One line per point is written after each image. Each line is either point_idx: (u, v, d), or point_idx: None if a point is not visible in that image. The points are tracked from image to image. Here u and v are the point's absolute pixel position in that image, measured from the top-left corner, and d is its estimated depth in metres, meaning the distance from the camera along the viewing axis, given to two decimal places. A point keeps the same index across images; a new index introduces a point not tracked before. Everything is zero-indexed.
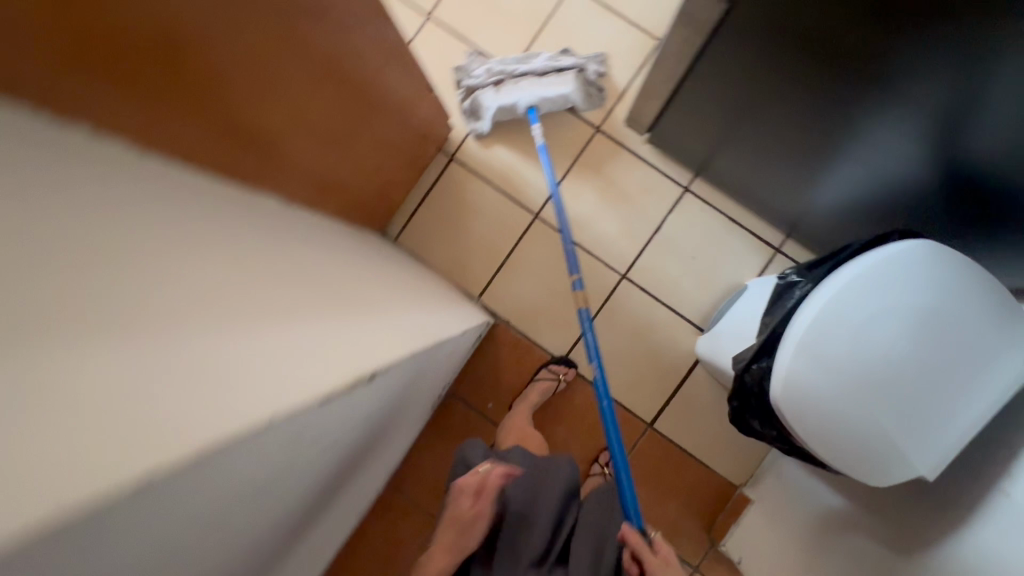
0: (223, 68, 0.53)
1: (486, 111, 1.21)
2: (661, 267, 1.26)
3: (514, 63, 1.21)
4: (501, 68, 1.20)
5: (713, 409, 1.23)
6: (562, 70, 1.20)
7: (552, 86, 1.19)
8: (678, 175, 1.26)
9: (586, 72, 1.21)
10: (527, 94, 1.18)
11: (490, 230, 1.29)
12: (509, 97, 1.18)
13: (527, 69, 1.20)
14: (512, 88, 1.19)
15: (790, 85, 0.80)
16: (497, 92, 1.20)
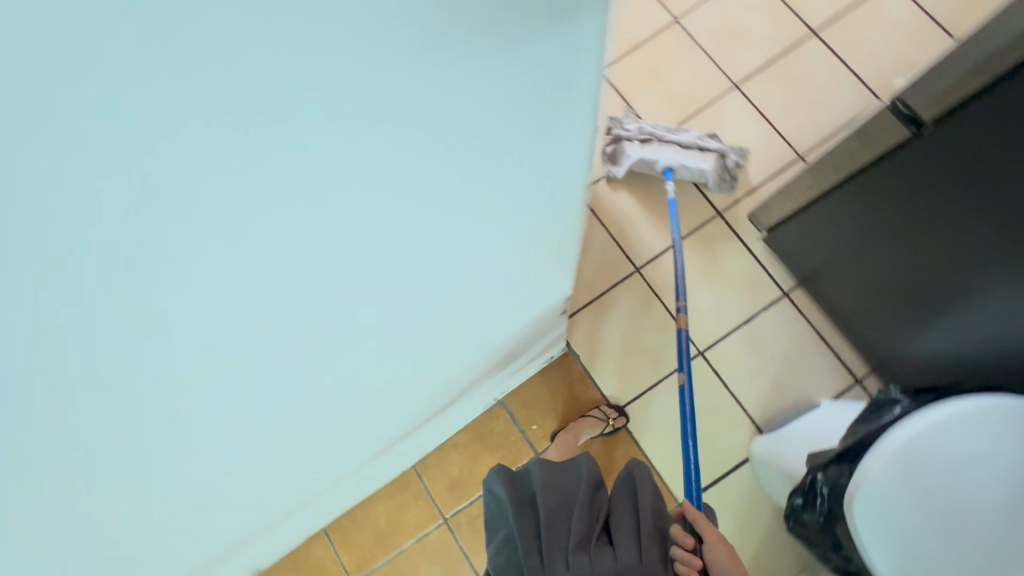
0: None
1: (627, 160, 1.32)
2: (739, 357, 1.28)
3: (664, 130, 1.33)
4: (653, 129, 1.32)
5: (749, 513, 1.20)
6: (705, 150, 1.31)
7: (693, 159, 1.31)
8: (781, 278, 1.31)
9: (726, 157, 1.32)
10: (668, 157, 1.29)
11: (590, 267, 1.36)
12: (652, 155, 1.30)
13: (675, 138, 1.31)
14: (657, 149, 1.31)
15: (945, 217, 0.85)
16: (642, 147, 1.31)
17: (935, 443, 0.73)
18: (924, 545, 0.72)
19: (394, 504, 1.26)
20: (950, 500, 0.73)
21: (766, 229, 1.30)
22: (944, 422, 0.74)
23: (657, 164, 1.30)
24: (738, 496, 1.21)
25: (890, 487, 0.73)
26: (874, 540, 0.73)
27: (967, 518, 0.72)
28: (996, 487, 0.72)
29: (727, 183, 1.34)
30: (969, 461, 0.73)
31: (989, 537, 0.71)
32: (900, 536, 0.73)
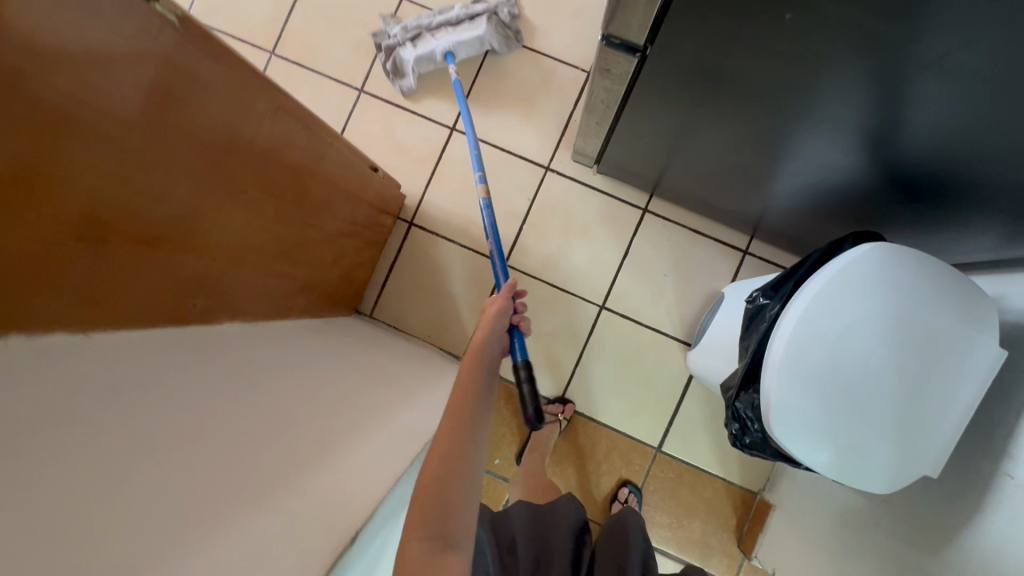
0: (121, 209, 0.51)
1: (408, 68, 1.26)
2: (636, 290, 1.26)
3: (427, 17, 1.26)
4: (415, 25, 1.25)
5: (716, 421, 1.23)
6: (473, 17, 1.24)
7: (466, 32, 1.24)
8: (634, 198, 1.27)
9: (497, 14, 1.25)
10: (442, 42, 1.23)
11: (462, 286, 1.29)
12: (427, 48, 1.24)
13: (440, 20, 1.25)
14: (429, 39, 1.25)
15: (721, 103, 0.80)
16: (415, 47, 1.25)
17: (812, 337, 0.70)
18: (844, 430, 0.71)
19: None
20: (847, 381, 0.70)
21: (596, 162, 1.24)
22: (810, 312, 0.71)
23: (435, 54, 1.24)
24: (700, 412, 1.23)
25: (794, 397, 0.71)
26: (805, 451, 0.71)
27: (869, 390, 0.70)
28: (882, 343, 0.70)
29: (512, 40, 1.28)
30: (848, 334, 0.70)
31: (893, 398, 0.70)
32: (824, 434, 0.71)
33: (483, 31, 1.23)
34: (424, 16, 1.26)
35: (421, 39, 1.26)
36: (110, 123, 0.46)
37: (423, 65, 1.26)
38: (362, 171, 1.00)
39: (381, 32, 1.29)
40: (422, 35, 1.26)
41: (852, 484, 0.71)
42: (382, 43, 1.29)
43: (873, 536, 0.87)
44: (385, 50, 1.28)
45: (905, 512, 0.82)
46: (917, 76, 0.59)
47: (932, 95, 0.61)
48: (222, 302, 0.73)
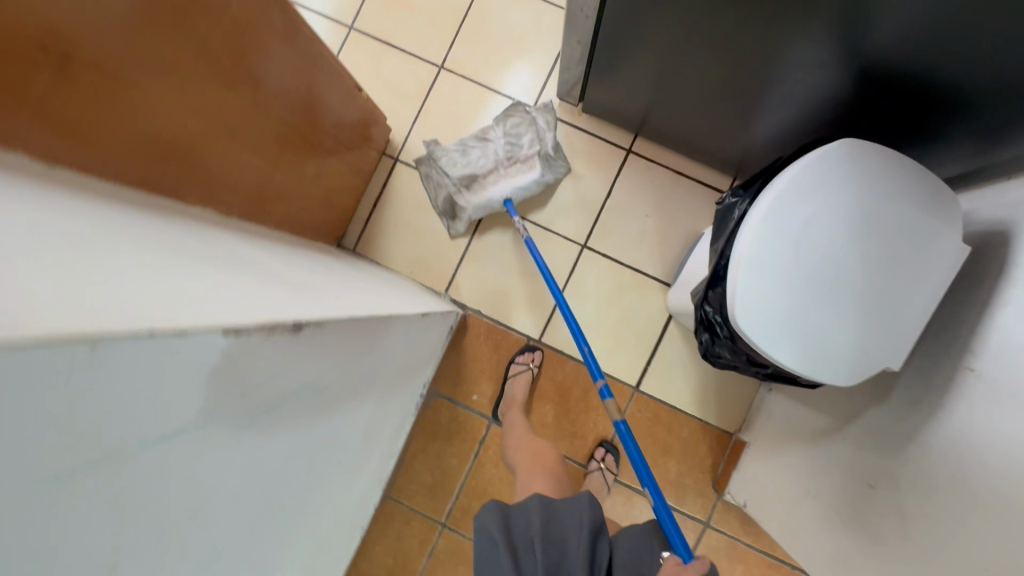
0: (87, 31, 0.51)
1: (463, 213, 1.24)
2: (618, 230, 1.26)
3: (479, 162, 1.21)
4: (467, 169, 1.21)
5: (694, 361, 1.23)
6: (525, 157, 1.22)
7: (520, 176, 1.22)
8: (618, 139, 1.27)
9: (547, 148, 1.22)
10: (498, 192, 1.21)
11: (446, 224, 1.29)
12: (484, 196, 1.22)
13: (493, 163, 1.21)
14: (484, 186, 1.22)
15: (689, 21, 0.81)
16: (470, 195, 1.23)
17: (777, 228, 0.71)
18: (808, 322, 0.71)
19: (389, 540, 1.24)
20: (811, 272, 0.71)
21: (580, 100, 1.24)
22: (776, 204, 0.71)
23: (493, 203, 1.22)
24: (679, 352, 1.24)
25: (759, 289, 0.71)
26: (771, 343, 0.71)
27: (833, 281, 0.70)
28: (846, 235, 0.70)
29: (561, 167, 1.24)
30: (813, 226, 0.71)
31: (856, 289, 0.70)
32: (789, 326, 0.71)
33: (537, 172, 1.22)
34: (477, 160, 1.21)
35: (474, 185, 1.23)
36: None
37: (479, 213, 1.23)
38: (343, 87, 1.01)
39: (428, 161, 1.25)
40: (475, 179, 1.22)
41: (818, 375, 0.71)
42: (436, 193, 1.25)
43: (840, 450, 0.87)
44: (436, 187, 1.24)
45: (871, 423, 0.82)
46: None
47: None
48: (191, 179, 0.73)
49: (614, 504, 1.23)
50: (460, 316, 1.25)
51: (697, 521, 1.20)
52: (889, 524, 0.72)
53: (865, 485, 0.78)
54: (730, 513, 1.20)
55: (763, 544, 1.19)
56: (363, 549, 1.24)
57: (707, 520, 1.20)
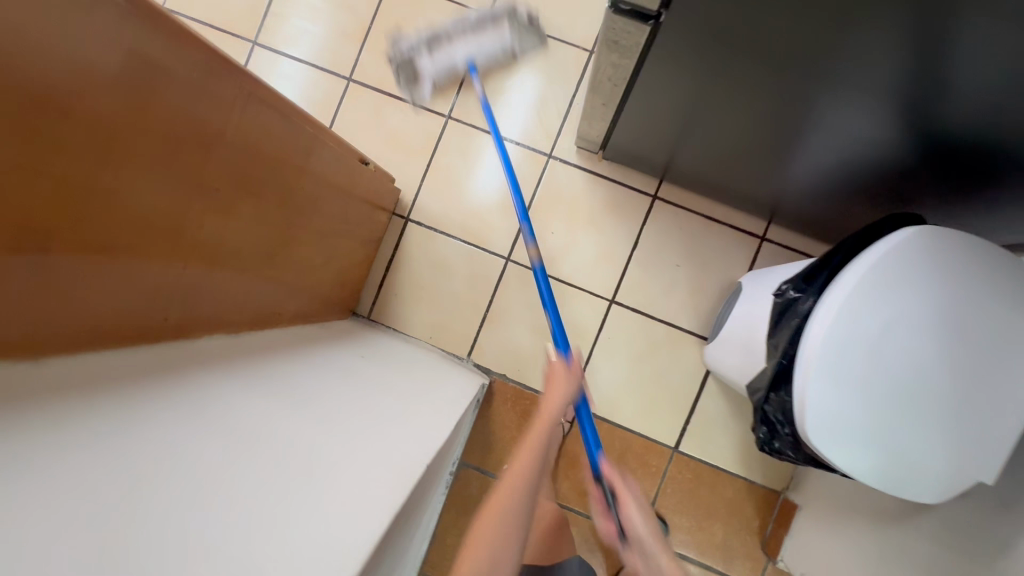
0: (70, 207, 0.44)
1: (425, 76, 1.19)
2: (648, 282, 1.18)
3: (443, 25, 1.17)
4: (431, 28, 1.16)
5: (736, 419, 1.16)
6: (494, 20, 1.17)
7: (487, 38, 1.17)
8: (642, 184, 1.19)
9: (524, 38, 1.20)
10: (463, 52, 1.17)
11: (463, 284, 1.21)
12: (450, 64, 1.17)
13: (458, 24, 1.16)
14: (453, 62, 1.18)
15: (740, 75, 0.73)
16: (433, 57, 1.18)
17: (850, 334, 0.63)
18: (889, 435, 0.64)
19: None
20: (891, 381, 0.63)
21: (601, 147, 1.16)
22: (848, 307, 0.63)
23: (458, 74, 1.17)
24: (719, 410, 1.16)
25: (833, 402, 0.64)
26: (849, 461, 0.64)
27: (916, 389, 0.63)
28: (928, 338, 0.63)
29: (533, 41, 1.20)
30: (890, 330, 0.63)
31: (942, 397, 0.63)
32: (869, 441, 0.64)
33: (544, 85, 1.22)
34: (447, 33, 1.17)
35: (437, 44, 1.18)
36: (41, 100, 0.39)
37: (443, 75, 1.19)
38: (350, 165, 0.93)
39: (393, 46, 1.20)
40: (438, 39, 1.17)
41: (902, 492, 0.64)
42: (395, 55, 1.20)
43: (914, 543, 0.80)
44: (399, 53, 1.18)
45: (953, 520, 0.75)
46: (963, 32, 0.52)
47: (979, 57, 0.54)
48: (198, 312, 0.66)
49: None
50: (485, 384, 1.18)
51: None
52: None
53: None
54: None
55: None
56: None
57: None
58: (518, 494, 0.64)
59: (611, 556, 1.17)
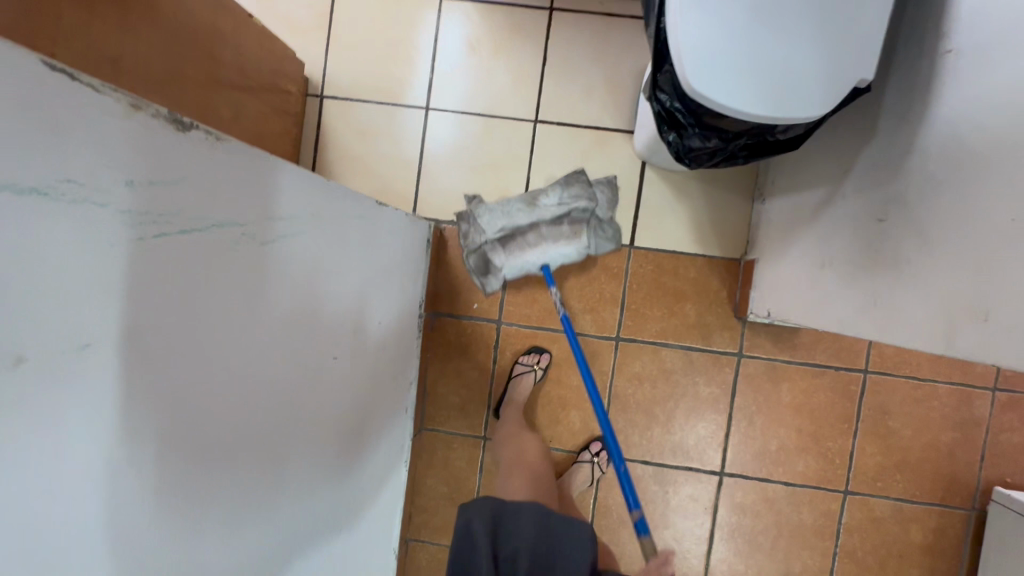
0: None
1: (496, 271, 1.14)
2: (565, 92, 1.20)
3: (518, 212, 1.08)
4: (505, 230, 1.08)
5: (681, 201, 1.18)
6: (573, 226, 1.11)
7: (564, 244, 1.11)
8: (536, 1, 1.19)
9: (595, 218, 1.12)
10: (540, 257, 1.11)
11: (390, 147, 1.23)
12: (520, 260, 1.11)
13: (535, 225, 1.09)
14: (522, 247, 1.11)
15: None
16: (505, 253, 1.11)
17: None
18: (767, 60, 0.65)
19: (439, 471, 1.23)
20: (756, 6, 0.64)
21: None
22: None
23: (528, 268, 1.12)
24: (663, 197, 1.18)
25: (705, 42, 0.65)
26: (733, 96, 0.66)
27: (781, 4, 0.64)
28: None
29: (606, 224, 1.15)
30: None
31: (809, 3, 0.64)
32: (748, 71, 0.65)
33: (580, 241, 1.12)
34: (519, 220, 1.08)
35: (510, 240, 1.11)
36: None
37: (514, 275, 1.14)
38: (234, 12, 0.92)
39: (470, 220, 1.12)
40: (513, 240, 1.11)
41: (794, 113, 0.66)
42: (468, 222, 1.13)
43: (841, 210, 0.82)
44: (471, 244, 1.13)
45: (867, 166, 0.77)
46: None
47: None
48: None
49: (644, 366, 1.20)
50: (435, 231, 1.20)
51: (729, 355, 1.18)
52: (910, 241, 0.67)
53: (875, 222, 0.73)
54: (760, 337, 1.17)
55: (802, 356, 1.16)
56: (417, 483, 1.23)
57: (739, 351, 1.17)
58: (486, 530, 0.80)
59: (595, 364, 1.20)
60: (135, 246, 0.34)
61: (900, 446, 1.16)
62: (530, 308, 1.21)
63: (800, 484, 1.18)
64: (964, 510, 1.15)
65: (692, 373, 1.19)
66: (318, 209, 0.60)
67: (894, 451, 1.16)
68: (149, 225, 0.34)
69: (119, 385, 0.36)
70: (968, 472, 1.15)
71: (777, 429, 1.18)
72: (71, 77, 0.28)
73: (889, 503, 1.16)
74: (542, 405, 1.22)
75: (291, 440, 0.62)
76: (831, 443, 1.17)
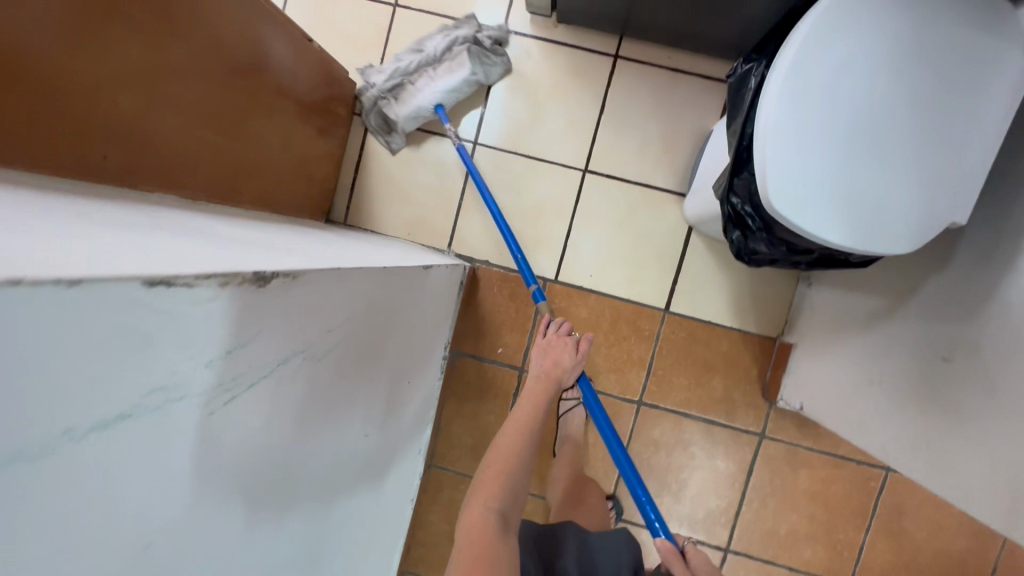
0: None
1: (395, 124, 1.15)
2: (618, 145, 1.16)
3: (408, 57, 1.12)
4: (393, 70, 1.12)
5: (723, 271, 1.15)
6: (453, 48, 1.10)
7: (450, 74, 1.10)
8: (602, 46, 1.15)
9: (478, 40, 1.10)
10: (429, 94, 1.11)
11: (433, 177, 1.20)
12: (413, 106, 1.11)
13: (419, 61, 1.11)
14: (412, 93, 1.12)
15: None
16: (400, 102, 1.13)
17: (803, 88, 0.61)
18: (857, 189, 0.61)
19: (442, 509, 1.22)
20: (853, 133, 0.61)
21: (553, 10, 1.12)
22: (800, 59, 0.61)
23: (422, 114, 1.12)
24: (705, 265, 1.15)
25: (795, 162, 0.62)
26: (817, 222, 0.62)
27: (877, 131, 0.60)
28: (888, 78, 0.60)
29: (497, 68, 1.13)
30: (846, 76, 0.60)
31: (906, 136, 0.60)
32: (837, 198, 0.62)
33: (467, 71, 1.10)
34: (404, 62, 1.11)
35: (403, 93, 1.13)
36: None
37: (413, 126, 1.14)
38: (295, 39, 0.88)
39: (363, 82, 1.14)
40: (403, 87, 1.13)
41: (877, 248, 0.62)
42: (365, 93, 1.15)
43: (899, 331, 0.79)
44: (364, 100, 1.14)
45: (936, 296, 0.74)
46: None
47: None
48: (143, 159, 0.65)
49: (663, 433, 1.18)
50: (468, 270, 1.17)
51: (751, 434, 1.15)
52: (975, 393, 0.63)
53: (939, 359, 0.70)
54: (785, 420, 1.14)
55: (825, 445, 1.14)
56: (419, 519, 1.23)
57: (761, 432, 1.15)
58: (486, 512, 0.64)
59: (614, 424, 1.18)
60: (205, 419, 0.35)
61: (911, 548, 1.14)
62: None
63: (804, 571, 1.16)
64: None
65: (711, 447, 1.17)
66: (372, 300, 0.57)
67: (904, 552, 1.14)
68: (220, 397, 0.35)
69: (176, 550, 0.36)
70: None
71: (788, 514, 1.16)
72: (168, 287, 0.28)
73: None
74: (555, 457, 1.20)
75: (315, 531, 0.60)
76: (842, 535, 1.15)
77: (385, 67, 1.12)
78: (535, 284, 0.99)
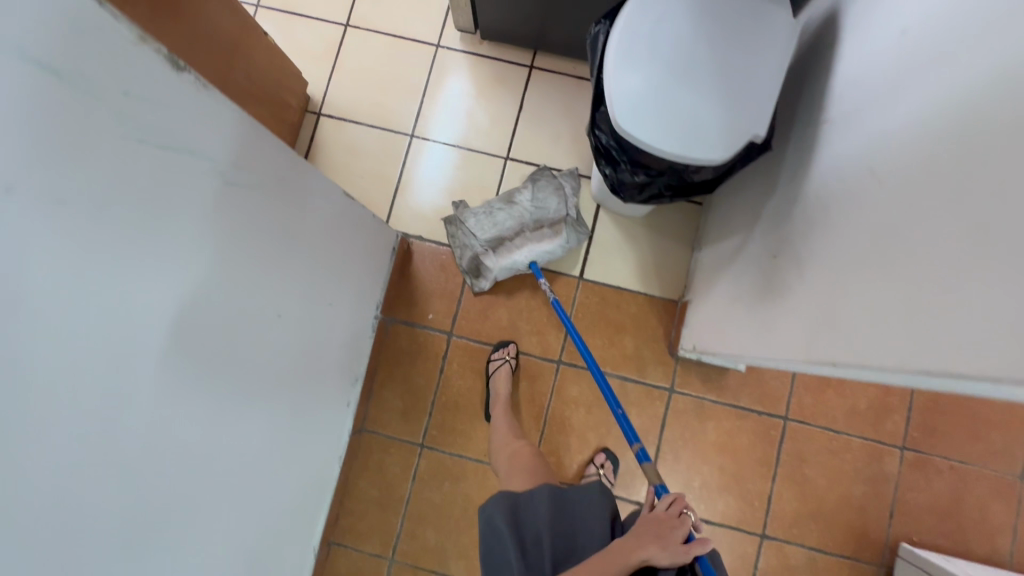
0: None
1: (487, 273, 1.25)
2: (534, 137, 1.35)
3: (497, 213, 1.22)
4: (492, 233, 1.23)
5: (628, 243, 1.30)
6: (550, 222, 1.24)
7: (542, 241, 1.24)
8: (519, 58, 1.37)
9: (570, 214, 1.23)
10: (523, 255, 1.23)
11: (374, 164, 1.36)
12: (509, 259, 1.24)
13: (517, 228, 1.23)
14: (509, 249, 1.24)
15: None
16: (496, 258, 1.24)
17: (632, 37, 0.80)
18: (680, 109, 0.79)
19: (373, 474, 1.25)
20: (672, 67, 0.79)
21: (477, 29, 1.35)
22: (629, 16, 0.80)
23: (517, 266, 1.24)
24: (613, 237, 1.31)
25: (630, 90, 0.79)
26: (650, 135, 0.79)
27: (688, 62, 0.79)
28: (693, 29, 0.79)
29: (584, 232, 1.25)
30: (663, 27, 0.80)
31: (712, 68, 0.79)
32: (664, 116, 0.79)
33: (558, 239, 1.24)
34: (502, 218, 1.22)
35: (499, 247, 1.24)
36: None
37: (504, 274, 1.26)
38: (250, 29, 1.07)
39: (456, 223, 1.25)
40: (500, 242, 1.24)
41: (700, 155, 0.79)
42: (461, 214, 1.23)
43: (749, 252, 0.94)
44: (456, 233, 1.26)
45: (768, 215, 0.89)
46: None
47: None
48: None
49: (582, 391, 1.26)
50: (402, 242, 1.30)
51: (661, 389, 1.25)
52: (790, 274, 0.78)
53: (770, 258, 0.85)
54: (690, 375, 1.25)
55: (727, 397, 1.24)
56: (349, 484, 1.25)
57: (670, 386, 1.25)
58: None
59: (536, 383, 1.27)
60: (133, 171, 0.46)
61: (814, 495, 1.22)
62: (481, 324, 1.29)
63: (719, 523, 1.21)
64: (874, 565, 1.19)
65: (625, 403, 1.25)
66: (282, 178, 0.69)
67: (809, 498, 1.21)
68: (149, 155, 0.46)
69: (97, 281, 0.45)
70: (878, 528, 1.20)
71: (700, 466, 1.23)
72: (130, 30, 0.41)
73: (804, 551, 1.20)
74: (483, 419, 1.27)
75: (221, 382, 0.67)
76: (751, 484, 1.22)
77: (476, 231, 1.23)
78: (638, 442, 1.01)
